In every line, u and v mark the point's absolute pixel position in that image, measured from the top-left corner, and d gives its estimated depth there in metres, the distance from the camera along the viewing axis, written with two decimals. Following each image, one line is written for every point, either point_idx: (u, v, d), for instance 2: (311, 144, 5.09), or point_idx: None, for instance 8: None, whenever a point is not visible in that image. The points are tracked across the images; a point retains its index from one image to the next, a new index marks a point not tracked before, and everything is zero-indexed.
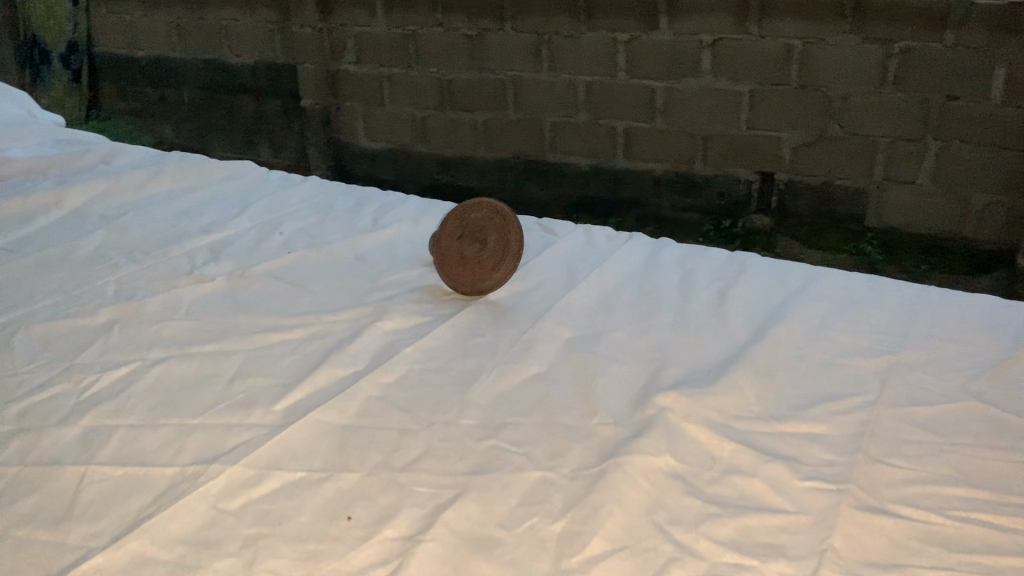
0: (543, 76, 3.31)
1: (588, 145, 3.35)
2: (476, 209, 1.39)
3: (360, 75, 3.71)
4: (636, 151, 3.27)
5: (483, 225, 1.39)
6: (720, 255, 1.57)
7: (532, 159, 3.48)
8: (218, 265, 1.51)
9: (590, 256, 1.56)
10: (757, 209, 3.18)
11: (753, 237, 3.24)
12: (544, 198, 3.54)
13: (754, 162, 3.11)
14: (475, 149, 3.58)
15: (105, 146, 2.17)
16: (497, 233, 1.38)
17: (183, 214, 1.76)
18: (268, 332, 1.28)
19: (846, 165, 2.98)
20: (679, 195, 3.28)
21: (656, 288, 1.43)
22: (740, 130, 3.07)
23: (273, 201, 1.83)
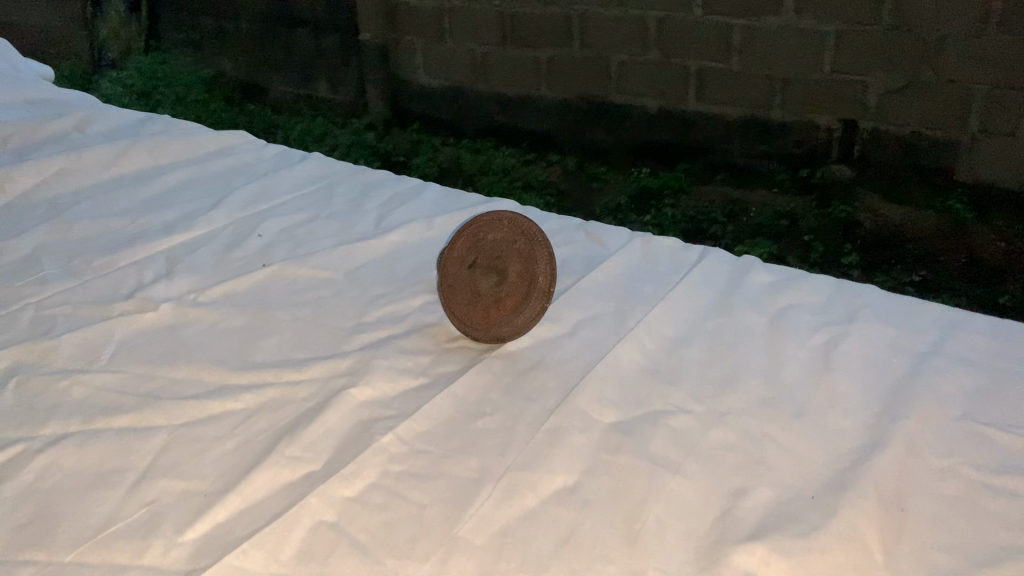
0: (610, 12, 2.88)
1: (654, 86, 2.94)
2: (492, 227, 1.04)
3: (420, 7, 3.31)
4: (708, 94, 2.85)
5: (503, 251, 1.04)
6: (823, 285, 1.19)
7: (596, 101, 3.08)
8: (170, 284, 1.17)
9: (650, 279, 1.20)
10: (835, 159, 2.74)
11: (830, 190, 2.73)
12: (607, 143, 3.14)
13: (836, 108, 2.66)
14: (537, 89, 3.19)
15: (85, 110, 1.84)
16: (522, 263, 1.04)
17: (148, 203, 1.42)
18: (207, 398, 0.95)
19: (937, 113, 2.51)
20: (752, 142, 2.85)
21: (732, 335, 1.07)
22: (822, 74, 2.62)
23: (263, 184, 1.48)
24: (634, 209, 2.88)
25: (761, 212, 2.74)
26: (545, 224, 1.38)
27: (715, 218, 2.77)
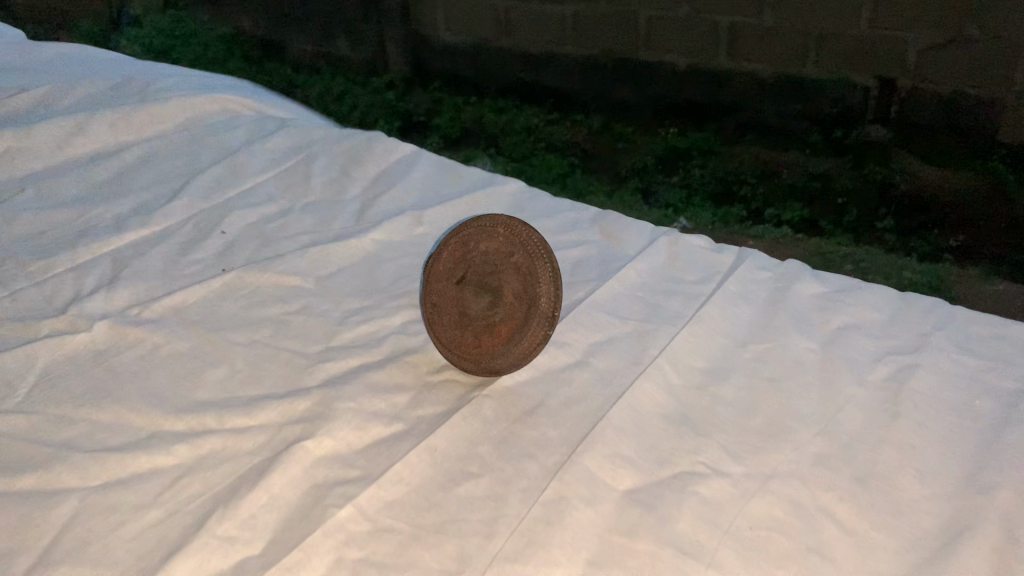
0: None
1: (683, 42, 2.28)
2: (484, 235, 0.86)
3: None
4: (737, 50, 2.22)
5: (496, 266, 0.85)
6: (887, 297, 1.00)
7: (624, 59, 2.40)
8: (109, 299, 0.99)
9: (677, 292, 1.00)
10: (871, 119, 2.13)
11: (864, 153, 2.14)
12: (636, 103, 2.43)
13: (875, 66, 2.07)
14: (562, 45, 2.47)
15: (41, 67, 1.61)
16: (519, 281, 0.85)
17: (101, 191, 1.24)
18: (134, 449, 0.78)
19: (984, 70, 1.95)
20: (782, 100, 2.22)
21: (777, 370, 0.88)
22: (860, 28, 2.05)
23: (233, 165, 1.29)
24: (659, 170, 2.29)
25: (790, 176, 2.18)
26: (555, 215, 1.18)
27: (741, 179, 2.22)
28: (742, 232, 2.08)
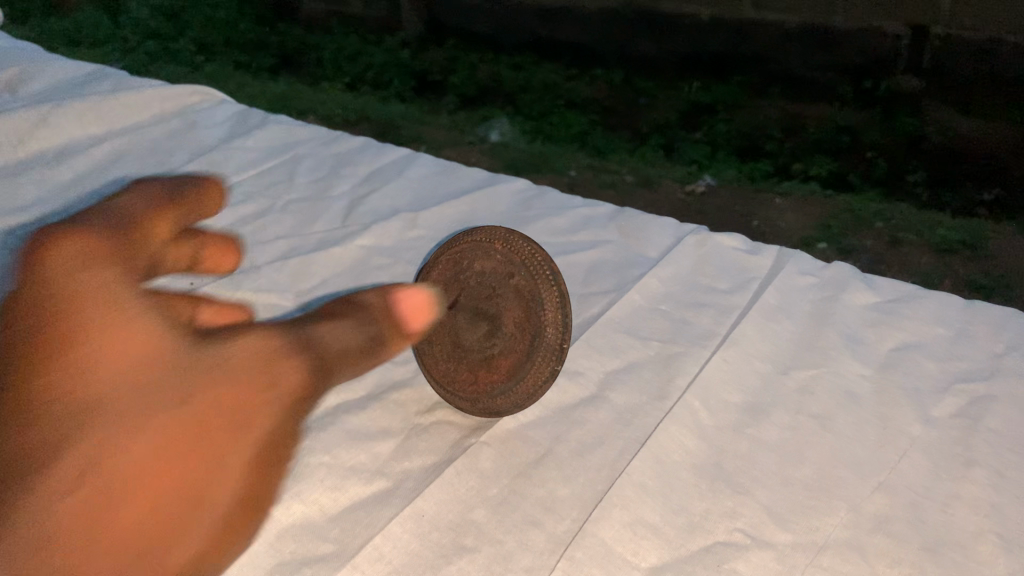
0: None
1: None
2: (481, 252, 0.72)
3: None
4: None
5: (491, 288, 0.71)
6: (948, 305, 0.86)
7: None
8: None
9: (705, 307, 0.87)
10: (901, 68, 1.79)
11: (896, 104, 1.73)
12: None
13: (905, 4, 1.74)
14: None
15: (17, 58, 1.49)
16: (520, 306, 0.70)
17: (64, 192, 1.13)
18: None
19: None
20: (808, 47, 1.85)
21: (825, 405, 0.75)
22: None
23: (209, 162, 1.17)
24: None
25: (822, 130, 1.70)
26: (566, 212, 1.05)
27: (764, 133, 1.72)
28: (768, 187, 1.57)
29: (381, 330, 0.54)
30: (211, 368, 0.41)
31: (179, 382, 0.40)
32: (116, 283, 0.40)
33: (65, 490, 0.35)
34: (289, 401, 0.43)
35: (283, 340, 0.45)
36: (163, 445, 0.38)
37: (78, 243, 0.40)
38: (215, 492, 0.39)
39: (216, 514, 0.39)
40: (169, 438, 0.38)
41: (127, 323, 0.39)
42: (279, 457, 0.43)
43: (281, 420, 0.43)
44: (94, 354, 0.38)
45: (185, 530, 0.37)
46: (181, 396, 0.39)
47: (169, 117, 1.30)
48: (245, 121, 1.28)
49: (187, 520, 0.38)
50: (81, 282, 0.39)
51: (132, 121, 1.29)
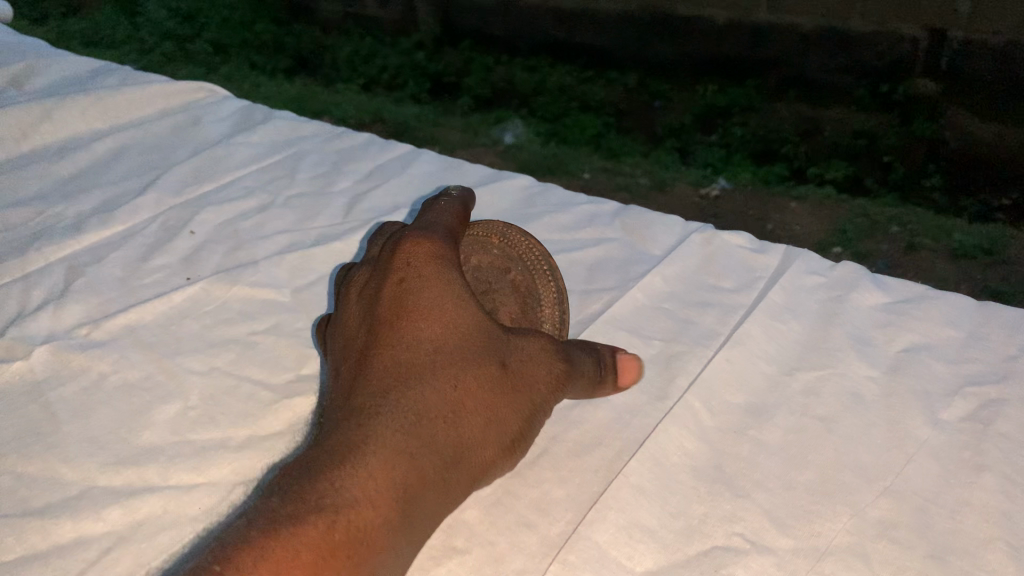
0: None
1: None
2: (477, 246, 0.72)
3: None
4: None
5: (490, 280, 0.71)
6: (960, 306, 0.83)
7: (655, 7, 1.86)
8: (55, 317, 0.87)
9: (710, 306, 0.85)
10: (921, 71, 1.66)
11: (916, 110, 1.66)
12: None
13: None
14: None
15: (25, 53, 1.49)
16: (517, 300, 0.71)
17: (65, 186, 1.12)
18: (58, 511, 0.66)
19: None
20: (822, 50, 1.73)
21: (830, 407, 0.73)
22: None
23: (210, 156, 1.16)
24: None
25: (835, 137, 1.68)
26: (570, 209, 1.03)
27: (780, 136, 1.70)
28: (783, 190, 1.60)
29: (607, 372, 0.68)
30: (506, 347, 0.64)
31: (488, 347, 0.62)
32: (452, 273, 0.63)
33: (421, 395, 0.60)
34: (548, 380, 0.64)
35: (553, 347, 0.66)
36: (474, 384, 0.61)
37: (432, 248, 0.64)
38: (501, 424, 0.62)
39: (503, 437, 0.62)
40: (479, 383, 0.61)
41: (457, 304, 0.63)
42: (539, 413, 0.65)
43: (544, 396, 0.64)
44: (435, 317, 0.62)
45: (482, 441, 0.61)
46: (490, 359, 0.62)
47: (173, 112, 1.30)
48: (248, 117, 1.27)
49: (484, 434, 0.61)
50: (431, 267, 0.63)
51: (135, 115, 1.28)
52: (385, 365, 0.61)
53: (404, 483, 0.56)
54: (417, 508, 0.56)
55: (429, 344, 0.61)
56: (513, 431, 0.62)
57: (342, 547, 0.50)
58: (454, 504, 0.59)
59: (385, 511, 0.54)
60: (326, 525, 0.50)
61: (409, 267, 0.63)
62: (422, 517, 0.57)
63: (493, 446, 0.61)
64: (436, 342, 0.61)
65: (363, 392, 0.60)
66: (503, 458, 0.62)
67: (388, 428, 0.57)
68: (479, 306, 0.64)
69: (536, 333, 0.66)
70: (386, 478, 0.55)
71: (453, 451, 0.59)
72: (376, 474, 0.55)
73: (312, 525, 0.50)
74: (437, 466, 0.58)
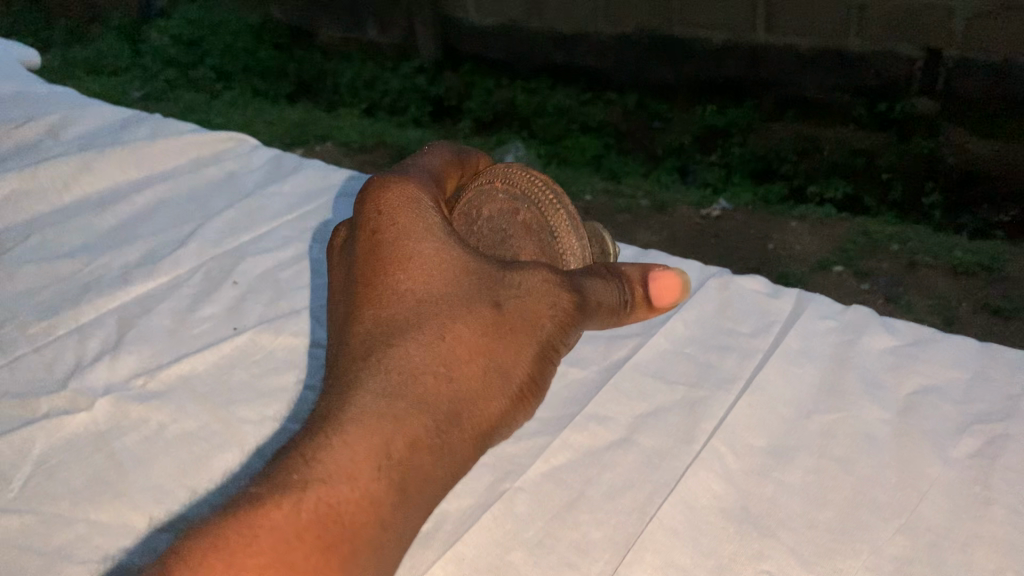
0: None
1: (719, 14, 2.09)
2: (486, 196, 0.82)
3: None
4: (779, 18, 2.02)
5: (506, 221, 0.81)
6: (964, 347, 0.89)
7: (657, 34, 2.22)
8: (110, 368, 0.92)
9: (728, 349, 0.91)
10: (917, 90, 1.95)
11: (911, 126, 1.96)
12: (670, 82, 2.24)
13: (914, 31, 1.89)
14: (592, 23, 2.29)
15: (58, 105, 1.55)
16: (530, 237, 0.80)
17: (109, 237, 1.18)
18: (132, 558, 0.71)
19: None
20: (826, 73, 2.03)
21: (847, 447, 0.78)
22: None
23: (247, 208, 1.22)
24: (697, 149, 2.08)
25: (834, 152, 1.99)
26: None
27: (779, 155, 2.02)
28: (784, 212, 1.86)
29: (632, 293, 0.71)
30: (498, 291, 0.67)
31: (477, 294, 0.66)
32: (428, 220, 0.69)
33: (407, 353, 0.64)
34: (552, 318, 0.68)
35: (554, 279, 0.68)
36: (465, 332, 0.65)
37: (405, 195, 0.70)
38: (502, 370, 0.66)
39: (505, 385, 0.66)
40: (469, 330, 0.65)
41: (436, 251, 0.68)
42: (543, 356, 0.68)
43: (549, 332, 0.68)
44: (414, 268, 0.67)
45: (481, 389, 0.65)
46: (481, 304, 0.66)
47: (207, 161, 1.36)
48: (280, 166, 1.33)
49: (482, 380, 0.65)
50: (402, 219, 0.69)
51: (171, 165, 1.34)
52: (372, 328, 0.66)
53: (392, 448, 0.59)
54: (411, 461, 0.59)
55: (415, 300, 0.66)
56: (515, 377, 0.66)
57: (312, 528, 0.54)
58: (463, 455, 0.63)
59: (365, 481, 0.57)
60: (294, 507, 0.55)
61: (380, 219, 0.69)
62: (427, 474, 0.60)
63: (495, 394, 0.65)
64: (421, 295, 0.66)
65: (352, 358, 0.65)
66: (511, 407, 0.66)
67: (372, 391, 0.62)
68: (463, 250, 0.69)
69: (536, 268, 0.69)
70: (369, 441, 0.59)
71: (450, 402, 0.63)
72: (358, 442, 0.59)
73: (280, 508, 0.54)
74: (427, 424, 0.61)
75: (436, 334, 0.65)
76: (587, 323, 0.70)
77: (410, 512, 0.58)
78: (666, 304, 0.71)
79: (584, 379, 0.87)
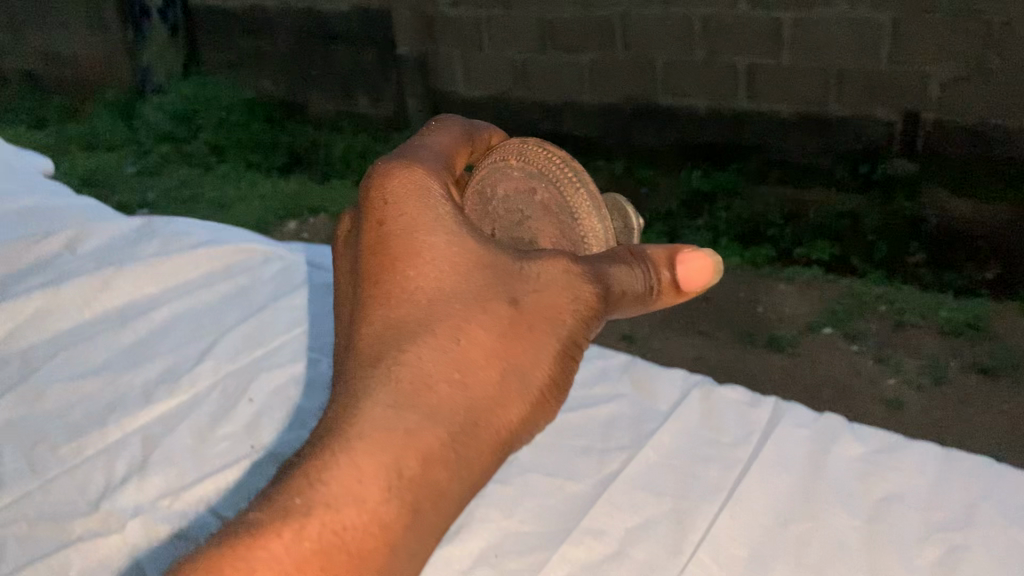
0: (656, 8, 2.50)
1: (704, 86, 2.52)
2: (502, 174, 0.92)
3: (456, 19, 2.90)
4: (761, 89, 2.44)
5: (524, 201, 0.92)
6: (928, 455, 0.96)
7: (641, 104, 2.66)
8: (138, 490, 1.00)
9: (714, 458, 0.98)
10: (897, 152, 2.33)
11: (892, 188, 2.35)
12: (658, 146, 2.69)
13: (895, 97, 2.27)
14: (580, 94, 2.77)
15: (72, 219, 1.63)
16: (550, 219, 0.91)
17: (129, 353, 1.25)
18: None
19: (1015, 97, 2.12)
20: (812, 138, 2.43)
21: (821, 556, 0.85)
22: (881, 65, 2.25)
23: (259, 322, 1.30)
24: (685, 214, 2.50)
25: (820, 214, 2.40)
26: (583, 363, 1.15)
27: (768, 219, 2.43)
28: (774, 275, 2.27)
29: (657, 278, 0.76)
30: (515, 287, 0.71)
31: (490, 294, 0.70)
32: (434, 214, 0.73)
33: (419, 355, 0.69)
34: (570, 313, 0.71)
35: (573, 273, 0.72)
36: (479, 333, 0.69)
37: (412, 186, 0.75)
38: (518, 368, 0.69)
39: (524, 386, 0.69)
40: (484, 331, 0.69)
41: (446, 248, 0.72)
42: (565, 351, 0.71)
43: (570, 328, 0.71)
44: (423, 268, 0.72)
45: (500, 394, 0.69)
46: (496, 304, 0.70)
47: (219, 274, 1.44)
48: (289, 281, 1.42)
49: (498, 385, 0.69)
50: (409, 214, 0.73)
51: (185, 279, 1.42)
52: (383, 328, 0.71)
53: (401, 470, 0.64)
54: (423, 477, 0.64)
55: (424, 302, 0.71)
56: (533, 378, 0.70)
57: (311, 560, 0.60)
58: (482, 458, 0.67)
59: (374, 504, 0.63)
60: (293, 535, 0.61)
61: (387, 211, 0.74)
62: (443, 487, 0.65)
63: (516, 396, 0.69)
64: (431, 296, 0.71)
65: (367, 355, 0.71)
66: (531, 407, 0.70)
67: (383, 398, 0.67)
68: (474, 247, 0.73)
69: (555, 259, 0.73)
70: (381, 460, 0.64)
71: (466, 406, 0.67)
72: (363, 463, 0.64)
73: (279, 536, 0.61)
74: (441, 439, 0.66)
75: (447, 338, 0.69)
76: (612, 308, 0.75)
77: (420, 529, 0.64)
78: (697, 285, 0.76)
79: (580, 493, 0.95)
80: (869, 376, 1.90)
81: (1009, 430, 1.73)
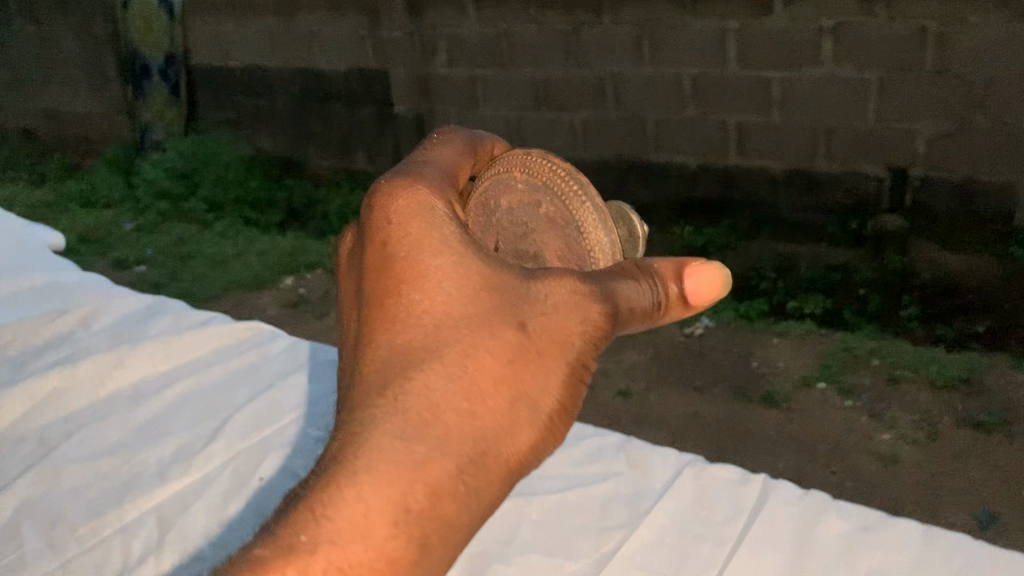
0: (644, 73, 2.67)
1: (695, 146, 2.67)
2: (504, 187, 0.96)
3: (452, 79, 3.05)
4: (750, 146, 2.59)
5: (524, 214, 0.95)
6: (909, 532, 1.00)
7: (633, 160, 2.80)
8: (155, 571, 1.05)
9: (706, 536, 1.03)
10: (885, 208, 2.48)
11: (883, 241, 2.48)
12: (648, 201, 2.83)
13: (881, 155, 2.42)
14: (572, 152, 2.92)
15: (86, 296, 1.68)
16: (554, 231, 0.94)
17: (143, 432, 1.30)
18: None
19: (989, 158, 2.29)
20: (801, 195, 2.57)
21: None
22: (866, 123, 2.40)
23: (268, 400, 1.34)
24: None
25: (812, 269, 2.55)
26: (580, 442, 1.20)
27: (761, 272, 2.59)
28: (766, 328, 2.37)
29: (665, 295, 0.77)
30: (524, 313, 0.73)
31: (499, 321, 0.73)
32: (440, 235, 0.76)
33: (429, 382, 0.71)
34: (579, 336, 0.74)
35: (583, 295, 0.75)
36: (487, 359, 0.71)
37: (418, 204, 0.78)
38: (526, 396, 0.71)
39: (533, 412, 0.72)
40: (493, 358, 0.71)
41: (452, 271, 0.75)
42: (572, 375, 0.74)
43: (579, 349, 0.74)
44: (430, 292, 0.74)
45: (511, 423, 0.71)
46: (504, 331, 0.72)
47: (229, 352, 1.49)
48: (296, 358, 1.46)
49: (509, 413, 0.71)
50: (415, 234, 0.77)
51: (197, 358, 1.48)
52: (391, 353, 0.73)
53: (410, 502, 0.66)
54: (431, 509, 0.67)
55: (431, 326, 0.73)
56: (543, 405, 0.72)
57: None
58: (491, 488, 0.69)
59: (381, 541, 0.65)
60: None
61: (392, 230, 0.77)
62: (452, 519, 0.67)
63: (527, 423, 0.71)
64: (439, 319, 0.73)
65: (375, 382, 0.73)
66: (542, 433, 0.72)
67: (391, 427, 0.69)
68: (479, 269, 0.75)
69: (563, 282, 0.75)
70: (390, 494, 0.66)
71: (475, 435, 0.69)
72: (373, 498, 0.66)
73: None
74: (451, 471, 0.68)
75: (455, 364, 0.71)
76: (621, 324, 0.77)
77: (430, 562, 0.67)
78: (707, 299, 0.78)
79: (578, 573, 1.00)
80: (862, 432, 1.97)
81: (1002, 484, 1.79)
